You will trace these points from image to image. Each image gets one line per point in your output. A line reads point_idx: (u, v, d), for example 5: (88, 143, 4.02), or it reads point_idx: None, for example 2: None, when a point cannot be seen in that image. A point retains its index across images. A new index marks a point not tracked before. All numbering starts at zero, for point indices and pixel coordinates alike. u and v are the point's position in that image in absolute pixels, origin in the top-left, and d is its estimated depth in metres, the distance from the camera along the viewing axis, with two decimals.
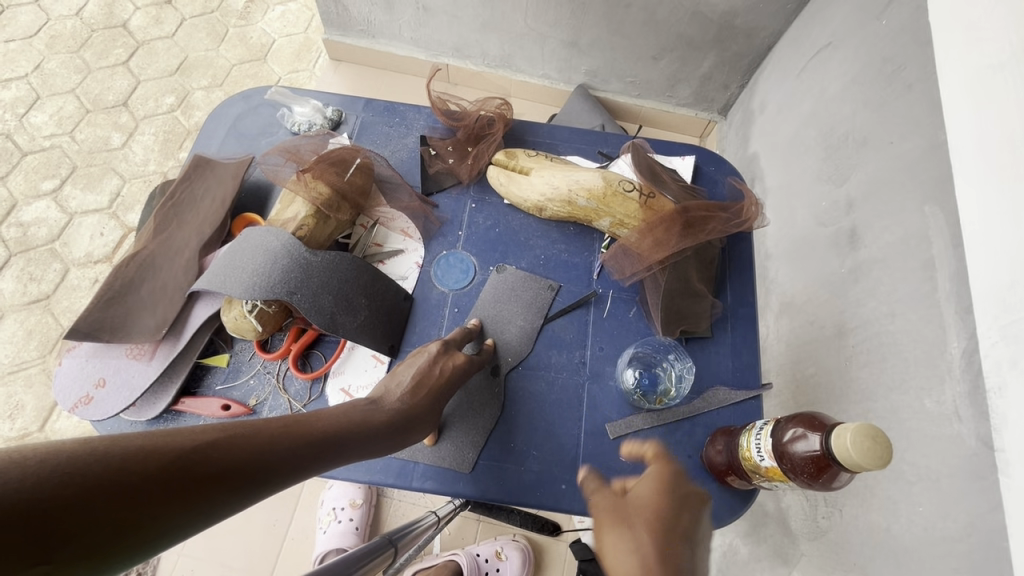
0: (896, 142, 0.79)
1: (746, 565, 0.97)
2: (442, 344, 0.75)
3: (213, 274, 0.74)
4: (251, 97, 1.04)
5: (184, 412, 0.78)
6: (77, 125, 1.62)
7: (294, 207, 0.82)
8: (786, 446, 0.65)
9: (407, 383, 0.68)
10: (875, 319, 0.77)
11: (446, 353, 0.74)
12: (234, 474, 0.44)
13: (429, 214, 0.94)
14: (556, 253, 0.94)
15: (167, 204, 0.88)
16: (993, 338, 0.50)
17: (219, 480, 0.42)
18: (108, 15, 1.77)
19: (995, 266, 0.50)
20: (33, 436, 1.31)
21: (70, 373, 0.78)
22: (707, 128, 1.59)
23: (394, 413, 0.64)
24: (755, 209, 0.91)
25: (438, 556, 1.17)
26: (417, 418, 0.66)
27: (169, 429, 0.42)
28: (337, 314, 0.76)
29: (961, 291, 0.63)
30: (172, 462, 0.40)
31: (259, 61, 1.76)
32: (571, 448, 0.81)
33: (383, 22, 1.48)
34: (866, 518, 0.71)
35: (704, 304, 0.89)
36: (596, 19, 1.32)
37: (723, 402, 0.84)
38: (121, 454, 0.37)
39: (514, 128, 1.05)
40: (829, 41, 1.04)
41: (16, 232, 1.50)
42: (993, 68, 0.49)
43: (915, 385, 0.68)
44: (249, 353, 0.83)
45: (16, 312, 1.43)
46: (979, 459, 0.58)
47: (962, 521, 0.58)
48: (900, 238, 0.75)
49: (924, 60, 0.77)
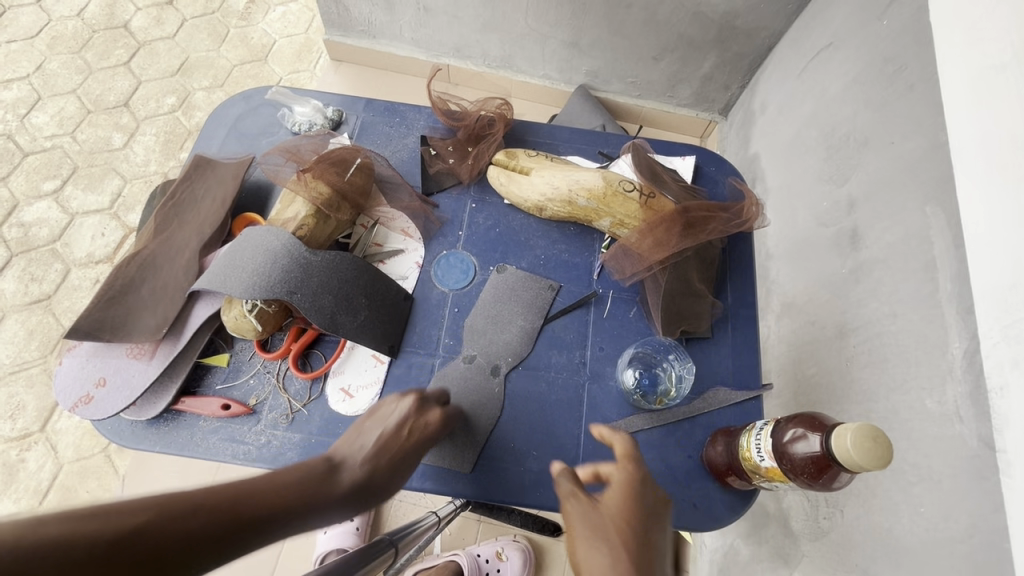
0: (898, 142, 0.79)
1: (747, 566, 0.97)
2: (415, 400, 0.71)
3: (214, 274, 0.74)
4: (252, 97, 1.05)
5: (184, 411, 0.79)
6: (78, 126, 1.63)
7: (294, 207, 0.82)
8: (786, 446, 0.64)
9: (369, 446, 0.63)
10: (876, 319, 0.77)
11: (418, 412, 0.70)
12: (160, 565, 0.38)
13: (429, 214, 0.94)
14: (556, 254, 0.94)
15: (168, 204, 0.88)
16: (995, 339, 0.50)
17: (141, 571, 0.37)
18: (110, 15, 1.78)
19: (998, 267, 0.49)
20: (34, 437, 1.32)
21: (70, 373, 0.77)
22: (708, 128, 1.59)
23: (353, 481, 0.58)
24: (755, 209, 0.90)
25: (438, 557, 1.17)
26: (376, 487, 0.60)
27: (90, 507, 0.37)
28: (337, 314, 0.76)
29: (963, 290, 0.63)
30: (85, 558, 0.35)
31: (260, 61, 1.76)
32: (571, 449, 0.81)
33: (383, 23, 1.48)
34: (867, 519, 0.71)
35: (705, 304, 0.89)
36: (597, 19, 1.32)
37: (723, 403, 0.84)
38: (30, 547, 0.34)
39: (514, 128, 1.05)
40: (829, 41, 1.04)
41: (17, 232, 1.50)
42: (995, 68, 0.49)
43: (916, 385, 0.68)
44: (249, 353, 0.83)
45: (17, 312, 1.43)
46: (981, 459, 0.57)
47: (964, 522, 0.58)
48: (901, 238, 0.74)
49: (925, 60, 0.77)
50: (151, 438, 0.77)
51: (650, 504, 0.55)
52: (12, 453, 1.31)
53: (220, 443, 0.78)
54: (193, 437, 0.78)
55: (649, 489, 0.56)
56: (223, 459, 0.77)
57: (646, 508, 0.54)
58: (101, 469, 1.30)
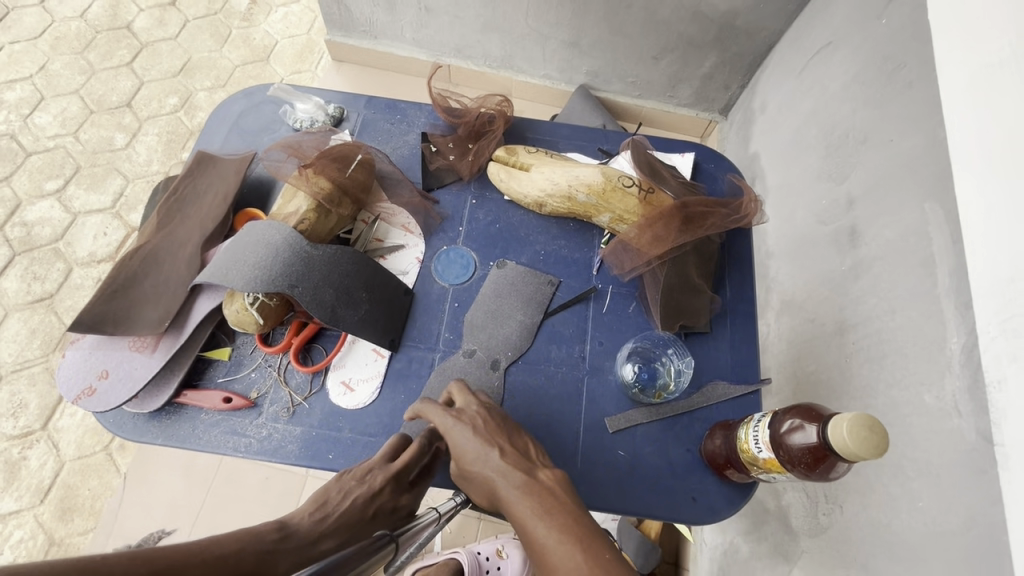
0: (896, 139, 0.80)
1: (747, 563, 0.97)
2: (393, 484, 0.71)
3: (216, 268, 0.75)
4: (254, 95, 1.05)
5: (186, 404, 0.79)
6: (81, 126, 1.63)
7: (295, 202, 0.83)
8: (784, 437, 0.65)
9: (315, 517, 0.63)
10: (875, 316, 0.77)
11: (392, 497, 0.70)
12: None
13: (429, 211, 0.95)
14: (556, 250, 0.94)
15: (171, 199, 0.88)
16: (992, 333, 0.50)
17: None
18: (113, 16, 1.79)
19: (995, 261, 0.50)
20: (36, 435, 1.32)
21: (74, 365, 0.78)
22: (708, 128, 1.59)
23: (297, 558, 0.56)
24: (755, 205, 0.91)
25: (437, 555, 1.17)
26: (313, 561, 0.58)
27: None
28: (338, 308, 0.77)
29: (961, 285, 0.63)
30: None
31: (262, 62, 1.77)
32: (570, 443, 0.81)
33: (385, 23, 1.49)
34: (866, 514, 0.71)
35: (704, 299, 0.90)
36: (597, 20, 1.33)
37: (722, 397, 0.84)
38: None
39: (515, 126, 1.05)
40: (828, 41, 1.05)
41: (20, 231, 1.51)
42: (993, 67, 0.50)
43: (914, 381, 0.68)
44: (251, 346, 0.84)
45: (19, 311, 1.43)
46: (979, 453, 0.58)
47: (962, 515, 0.58)
48: (900, 234, 0.75)
49: (923, 58, 0.77)
50: (153, 431, 0.78)
51: (483, 419, 0.70)
52: (14, 451, 1.31)
53: (221, 436, 0.78)
54: (194, 431, 0.78)
55: (473, 414, 0.71)
56: (224, 452, 0.78)
57: (477, 429, 0.68)
58: (103, 467, 1.30)
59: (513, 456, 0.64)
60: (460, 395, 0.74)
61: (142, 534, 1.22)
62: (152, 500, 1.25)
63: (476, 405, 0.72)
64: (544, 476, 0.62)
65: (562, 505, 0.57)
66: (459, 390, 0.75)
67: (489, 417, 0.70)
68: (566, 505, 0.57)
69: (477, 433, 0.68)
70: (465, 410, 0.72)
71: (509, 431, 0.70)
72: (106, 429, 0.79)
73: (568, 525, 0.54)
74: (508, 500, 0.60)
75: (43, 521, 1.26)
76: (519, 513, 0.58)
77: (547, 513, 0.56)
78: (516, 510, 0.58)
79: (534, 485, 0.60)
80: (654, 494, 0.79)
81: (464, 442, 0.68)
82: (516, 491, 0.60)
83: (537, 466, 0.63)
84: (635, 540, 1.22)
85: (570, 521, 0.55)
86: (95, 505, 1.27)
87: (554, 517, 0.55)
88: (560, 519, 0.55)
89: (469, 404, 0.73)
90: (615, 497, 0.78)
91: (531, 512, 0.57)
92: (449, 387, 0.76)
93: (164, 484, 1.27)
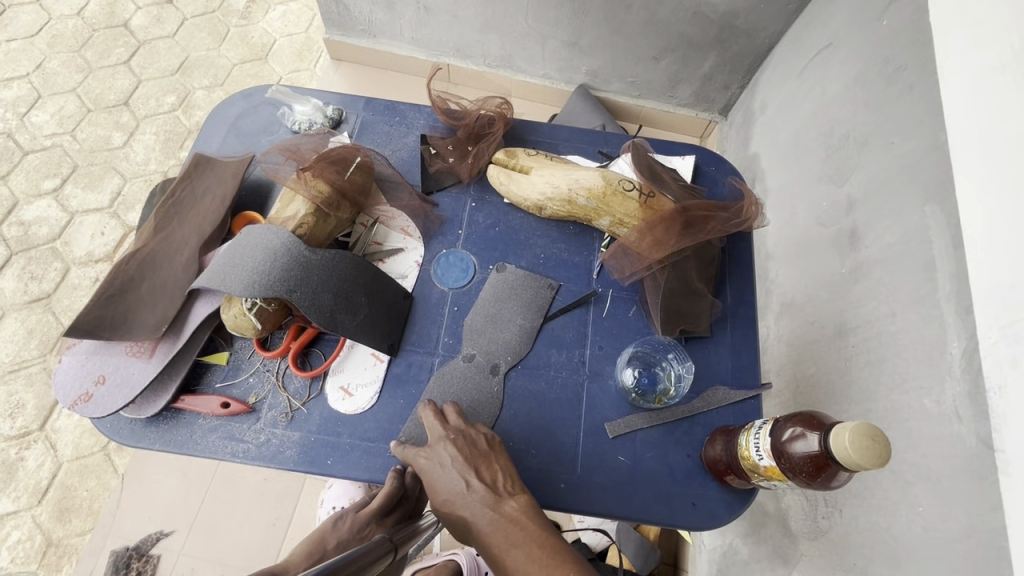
0: (897, 142, 0.79)
1: (746, 566, 0.97)
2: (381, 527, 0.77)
3: (214, 273, 0.74)
4: (251, 96, 1.05)
5: (184, 409, 0.79)
6: (78, 125, 1.62)
7: (293, 206, 0.82)
8: (785, 445, 0.64)
9: (303, 562, 0.72)
10: (876, 319, 0.77)
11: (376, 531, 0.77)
12: None
13: (428, 214, 0.94)
14: (556, 253, 0.94)
15: (168, 203, 0.88)
16: (994, 339, 0.49)
17: None
18: (110, 14, 1.78)
19: (995, 266, 0.49)
20: (33, 435, 1.32)
21: (70, 371, 0.77)
22: (708, 128, 1.59)
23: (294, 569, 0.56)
24: (755, 209, 0.91)
25: (437, 556, 1.14)
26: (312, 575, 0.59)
27: None
28: (337, 313, 0.76)
29: (961, 290, 0.63)
30: None
31: (260, 61, 1.76)
32: (570, 448, 0.81)
33: (384, 22, 1.48)
34: (865, 518, 0.71)
35: (704, 303, 0.89)
36: (597, 20, 1.33)
37: (723, 402, 0.84)
38: None
39: (514, 127, 1.05)
40: (828, 42, 1.04)
41: (17, 231, 1.50)
42: (994, 70, 0.49)
43: (915, 385, 0.68)
44: (249, 351, 0.83)
45: (17, 311, 1.43)
46: (979, 458, 0.58)
47: (963, 521, 0.58)
48: (900, 238, 0.75)
49: (924, 61, 0.77)
50: (150, 436, 0.78)
51: (450, 450, 0.68)
52: (12, 451, 1.31)
53: (219, 441, 0.78)
54: (192, 436, 0.78)
55: (442, 449, 0.68)
56: (222, 457, 0.77)
57: (446, 464, 0.67)
58: (101, 467, 1.30)
59: (480, 491, 0.64)
60: (431, 424, 0.72)
61: (141, 534, 1.22)
62: (151, 502, 1.25)
63: (441, 435, 0.70)
64: (512, 508, 0.62)
65: (532, 539, 0.59)
66: (430, 417, 0.73)
67: (455, 447, 0.68)
68: (534, 537, 0.59)
69: (446, 469, 0.67)
70: (433, 445, 0.70)
71: (476, 457, 0.68)
72: (102, 434, 0.79)
73: (541, 561, 0.57)
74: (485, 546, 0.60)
75: (41, 522, 1.25)
76: (495, 551, 0.59)
77: (519, 550, 0.58)
78: (489, 549, 0.60)
79: (502, 521, 0.61)
80: (655, 498, 0.79)
81: (436, 480, 0.67)
82: (487, 529, 0.61)
83: (504, 496, 0.63)
84: (634, 542, 1.19)
85: (541, 556, 0.57)
86: (94, 506, 1.26)
87: (526, 554, 0.58)
88: (531, 555, 0.57)
89: (435, 433, 0.71)
90: (614, 502, 0.78)
91: (504, 551, 0.59)
92: (421, 415, 0.74)
93: (163, 485, 1.26)
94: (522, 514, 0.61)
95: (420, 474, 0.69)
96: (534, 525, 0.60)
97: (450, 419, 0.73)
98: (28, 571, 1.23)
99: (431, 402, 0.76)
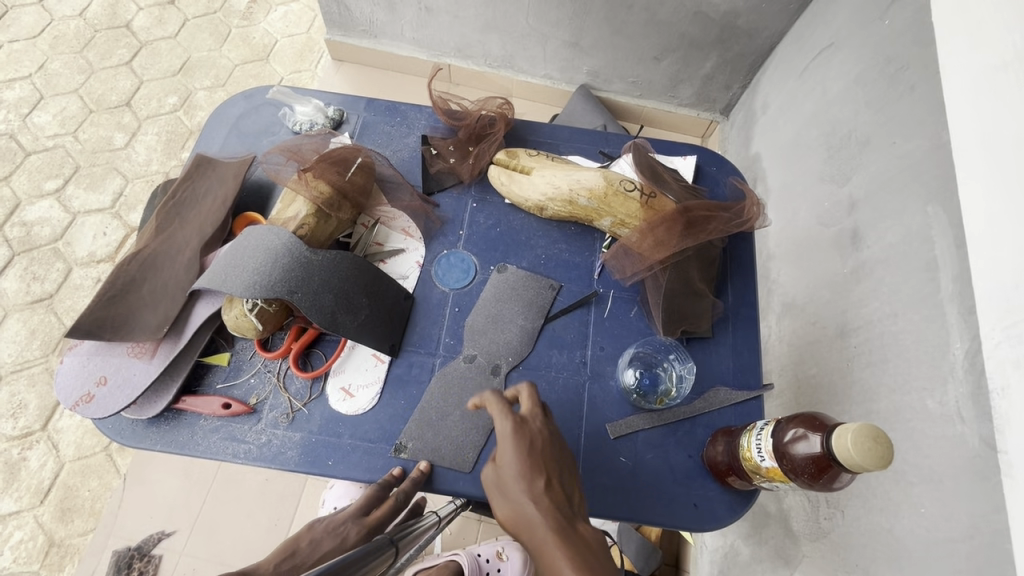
0: (900, 142, 0.79)
1: (748, 567, 0.96)
2: (361, 531, 0.72)
3: (214, 273, 0.75)
4: (253, 97, 1.05)
5: (184, 410, 0.79)
6: (80, 125, 1.63)
7: (294, 207, 0.83)
8: (787, 446, 0.64)
9: (274, 559, 0.67)
10: (878, 319, 0.76)
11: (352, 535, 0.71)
12: None
13: (429, 214, 0.94)
14: (557, 253, 0.94)
15: (169, 203, 0.88)
16: (996, 339, 0.49)
17: None
18: (112, 15, 1.78)
19: (999, 268, 0.49)
20: (35, 436, 1.32)
21: (72, 372, 0.78)
22: (709, 128, 1.59)
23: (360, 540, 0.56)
24: (756, 209, 0.91)
25: (438, 557, 1.14)
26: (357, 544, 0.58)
27: None
28: (337, 314, 0.76)
29: (964, 291, 0.63)
30: None
31: (262, 61, 1.76)
32: (570, 449, 0.81)
33: (385, 23, 1.48)
34: (867, 520, 0.71)
35: (705, 304, 0.89)
36: (598, 20, 1.32)
37: (724, 403, 0.84)
38: None
39: (515, 127, 1.05)
40: (830, 42, 1.04)
41: (19, 232, 1.50)
42: (998, 68, 0.49)
43: (918, 385, 0.67)
44: (250, 352, 0.83)
45: (19, 312, 1.43)
46: (982, 460, 0.57)
47: (966, 522, 0.58)
48: (901, 238, 0.75)
49: (925, 61, 0.77)
50: (152, 437, 0.78)
51: (539, 440, 0.63)
52: (14, 451, 1.31)
53: (220, 442, 0.78)
54: (193, 437, 0.78)
55: (535, 432, 0.63)
56: (223, 458, 0.77)
57: (530, 449, 0.62)
58: (102, 468, 1.30)
59: (555, 497, 0.58)
60: (528, 403, 0.67)
61: (143, 534, 1.22)
62: (153, 502, 1.25)
63: (539, 419, 0.65)
64: (584, 527, 0.56)
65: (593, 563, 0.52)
66: (526, 396, 0.68)
67: (550, 441, 0.64)
68: (597, 563, 0.53)
69: (528, 453, 0.61)
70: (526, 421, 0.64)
71: (559, 464, 0.63)
72: (103, 435, 0.79)
73: None
74: (540, 545, 0.54)
75: (43, 522, 1.26)
76: (548, 558, 0.53)
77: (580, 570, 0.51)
78: (544, 551, 0.54)
79: (570, 533, 0.55)
80: (656, 500, 0.79)
81: (512, 455, 0.61)
82: (550, 531, 0.55)
83: (575, 515, 0.58)
84: (635, 543, 1.19)
85: None
86: (96, 506, 1.26)
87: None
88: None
89: (532, 412, 0.66)
90: (615, 503, 0.78)
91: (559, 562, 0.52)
92: (515, 390, 0.69)
93: (165, 485, 1.27)
94: (592, 537, 0.55)
95: (497, 438, 0.63)
96: (604, 555, 0.54)
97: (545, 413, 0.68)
98: (30, 571, 1.23)
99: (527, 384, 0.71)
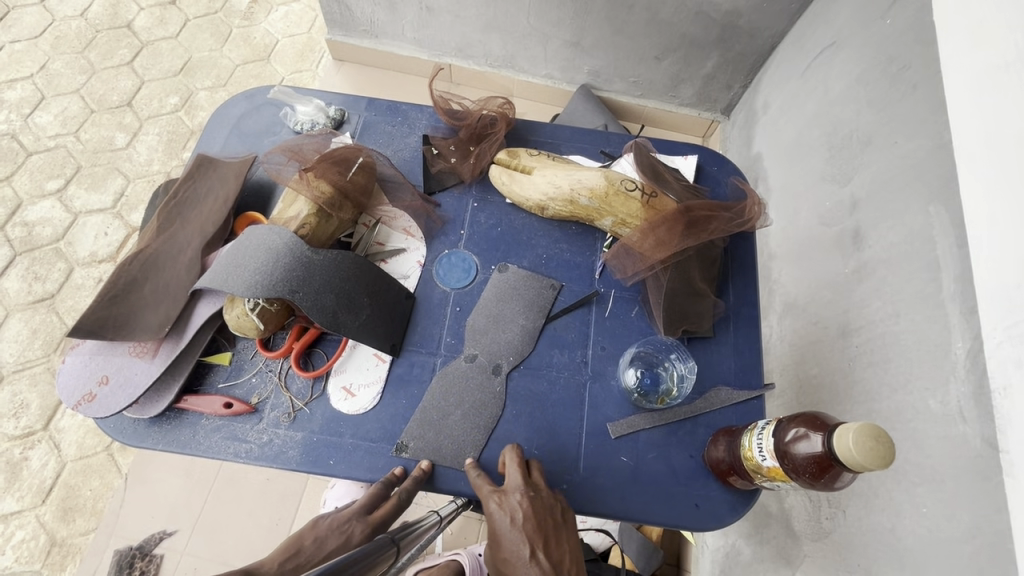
0: (901, 142, 0.79)
1: (750, 567, 0.96)
2: (367, 530, 0.71)
3: (216, 273, 0.75)
4: (254, 97, 1.05)
5: (186, 409, 0.79)
6: (82, 125, 1.63)
7: (296, 206, 0.83)
8: (788, 446, 0.64)
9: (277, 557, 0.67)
10: (880, 319, 0.76)
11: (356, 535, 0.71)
12: None
13: (430, 214, 0.94)
14: (558, 253, 0.94)
15: (170, 203, 0.88)
16: (998, 338, 0.49)
17: None
18: (113, 15, 1.78)
19: (1001, 267, 0.49)
20: (36, 435, 1.32)
21: (74, 371, 0.78)
22: (710, 127, 1.58)
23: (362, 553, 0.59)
24: (757, 209, 0.91)
25: (439, 557, 1.14)
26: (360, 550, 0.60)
27: None
28: (339, 313, 0.76)
29: (966, 290, 0.63)
30: None
31: (263, 61, 1.76)
32: (571, 449, 0.81)
33: (385, 22, 1.48)
34: (869, 520, 0.71)
35: (706, 304, 0.89)
36: (599, 19, 1.32)
37: (725, 402, 0.84)
38: None
39: (516, 127, 1.05)
40: (832, 41, 1.04)
41: (21, 232, 1.51)
42: (1000, 68, 0.49)
43: (920, 385, 0.67)
44: (251, 352, 0.83)
45: (20, 311, 1.43)
46: (983, 460, 0.57)
47: (968, 522, 0.58)
48: (903, 238, 0.74)
49: (927, 60, 0.77)
50: (154, 436, 0.78)
51: (526, 511, 0.68)
52: (15, 451, 1.31)
53: (223, 441, 0.78)
54: (195, 436, 0.78)
55: (516, 505, 0.68)
56: (225, 457, 0.77)
57: (515, 521, 0.67)
58: (104, 467, 1.30)
59: (543, 567, 0.64)
60: (514, 474, 0.72)
61: (144, 534, 1.23)
62: (155, 502, 1.25)
63: (520, 489, 0.70)
64: None
65: None
66: (512, 465, 0.73)
67: (533, 509, 0.68)
68: None
69: (514, 528, 0.67)
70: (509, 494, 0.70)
71: (549, 529, 0.68)
72: (105, 434, 0.79)
73: None
74: None
75: (45, 522, 1.26)
76: None
77: None
78: None
79: None
80: (657, 499, 0.79)
81: (501, 531, 0.67)
82: None
83: None
84: (636, 543, 1.19)
85: None
86: (98, 505, 1.27)
87: None
88: None
89: (514, 483, 0.71)
90: (616, 502, 0.78)
91: None
92: (503, 457, 0.75)
93: (167, 484, 1.27)
94: None
95: (487, 516, 0.69)
96: None
97: (534, 475, 0.73)
98: (32, 571, 1.23)
99: (515, 447, 0.76)
